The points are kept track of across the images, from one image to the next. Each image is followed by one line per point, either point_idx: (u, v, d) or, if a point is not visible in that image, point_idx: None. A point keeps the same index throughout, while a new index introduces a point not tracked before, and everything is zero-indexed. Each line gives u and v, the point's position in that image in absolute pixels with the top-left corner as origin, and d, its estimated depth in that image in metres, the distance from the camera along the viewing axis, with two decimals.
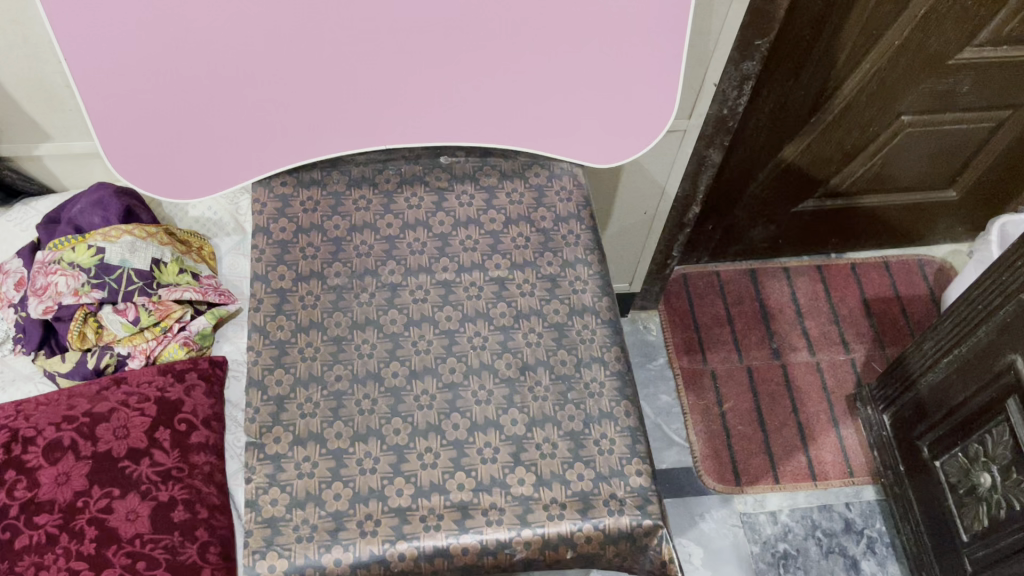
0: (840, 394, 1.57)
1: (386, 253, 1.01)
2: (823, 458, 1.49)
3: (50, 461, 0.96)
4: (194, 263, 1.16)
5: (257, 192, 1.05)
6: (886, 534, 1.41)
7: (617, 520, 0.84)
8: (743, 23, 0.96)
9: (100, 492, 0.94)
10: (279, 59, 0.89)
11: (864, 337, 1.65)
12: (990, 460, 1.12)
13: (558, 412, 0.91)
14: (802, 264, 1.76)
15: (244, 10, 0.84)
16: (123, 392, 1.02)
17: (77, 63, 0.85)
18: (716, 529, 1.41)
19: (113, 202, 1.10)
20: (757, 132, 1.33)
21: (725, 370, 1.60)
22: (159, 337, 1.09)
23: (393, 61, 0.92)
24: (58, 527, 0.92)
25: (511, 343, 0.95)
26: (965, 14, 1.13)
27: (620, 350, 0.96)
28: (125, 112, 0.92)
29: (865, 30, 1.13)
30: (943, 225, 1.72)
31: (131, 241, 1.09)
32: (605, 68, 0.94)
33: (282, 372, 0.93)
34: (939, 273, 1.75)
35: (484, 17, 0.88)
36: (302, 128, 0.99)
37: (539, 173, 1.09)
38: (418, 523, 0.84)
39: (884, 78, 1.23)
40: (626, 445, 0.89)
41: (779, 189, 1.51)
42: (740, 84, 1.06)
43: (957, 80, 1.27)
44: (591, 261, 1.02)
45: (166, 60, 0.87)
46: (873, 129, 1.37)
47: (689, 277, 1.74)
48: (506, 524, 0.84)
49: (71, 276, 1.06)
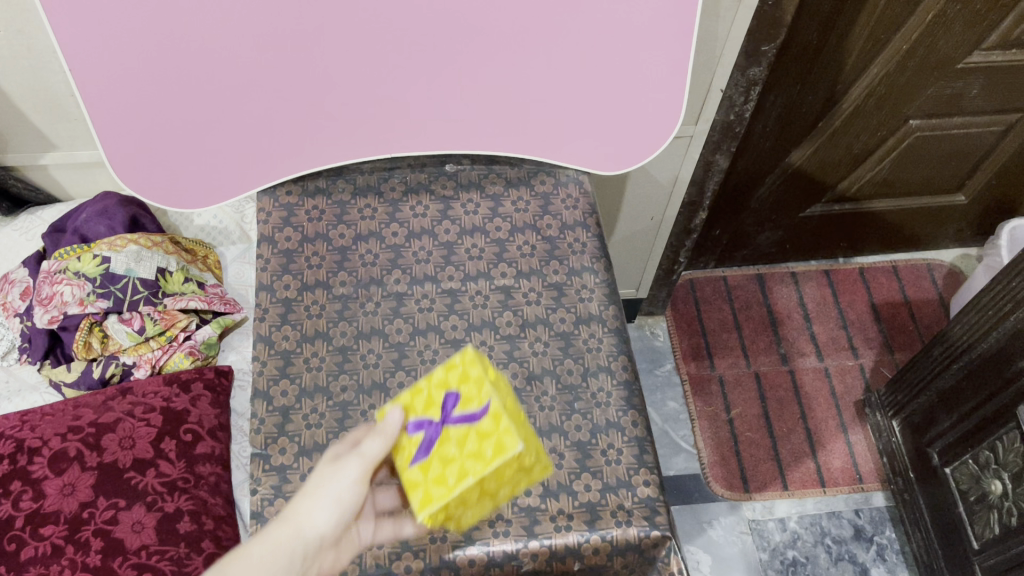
0: (849, 399, 1.56)
1: (391, 262, 1.01)
2: (832, 464, 1.48)
3: (56, 472, 0.96)
4: (200, 272, 1.16)
5: (263, 201, 1.05)
6: (896, 541, 1.40)
7: (624, 532, 0.83)
8: (749, 29, 0.96)
9: (105, 503, 0.94)
10: (282, 66, 0.89)
11: (873, 342, 1.64)
12: (1001, 467, 1.11)
13: (566, 422, 0.90)
14: (810, 268, 1.75)
15: (246, 18, 0.83)
16: (129, 402, 1.03)
17: (82, 75, 0.85)
18: (725, 536, 1.40)
19: (119, 211, 1.10)
20: (764, 137, 1.32)
21: (733, 376, 1.59)
22: (165, 346, 1.09)
23: (399, 70, 0.91)
24: (64, 539, 0.91)
25: (518, 353, 0.95)
26: (975, 17, 1.11)
27: (628, 359, 0.95)
28: (130, 123, 0.92)
29: (873, 34, 1.12)
30: (951, 230, 1.71)
31: (137, 250, 1.08)
32: (611, 73, 0.93)
33: (288, 382, 0.92)
34: (948, 278, 1.73)
35: (489, 23, 0.87)
36: (306, 136, 0.98)
37: (545, 181, 1.08)
38: (425, 535, 0.83)
39: (892, 81, 1.22)
40: (633, 455, 0.88)
41: (787, 193, 1.50)
42: (747, 90, 1.05)
43: (966, 84, 1.26)
44: (598, 269, 1.01)
45: (168, 68, 0.86)
46: (882, 133, 1.36)
47: (696, 282, 1.73)
48: (513, 536, 0.83)
49: (77, 285, 1.06)
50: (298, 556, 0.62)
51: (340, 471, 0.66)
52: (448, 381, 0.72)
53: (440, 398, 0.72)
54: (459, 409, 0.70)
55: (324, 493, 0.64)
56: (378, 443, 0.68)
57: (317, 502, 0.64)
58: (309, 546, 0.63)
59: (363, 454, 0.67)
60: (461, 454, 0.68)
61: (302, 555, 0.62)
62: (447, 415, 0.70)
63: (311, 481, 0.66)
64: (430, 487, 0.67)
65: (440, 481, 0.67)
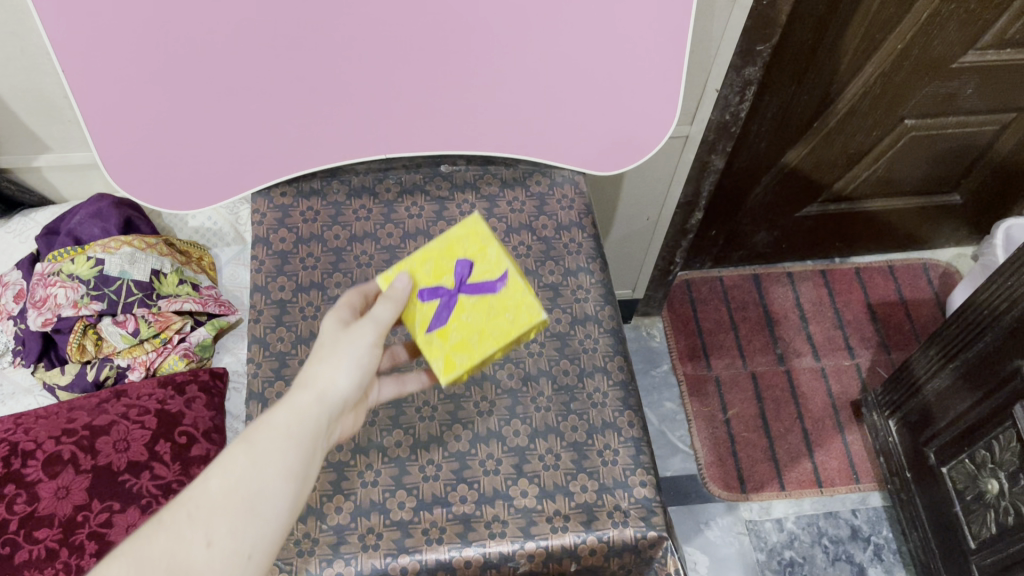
0: (845, 399, 1.56)
1: (387, 263, 1.01)
2: (828, 464, 1.48)
3: (50, 475, 0.96)
4: (194, 274, 1.16)
5: (257, 203, 1.05)
6: (893, 541, 1.40)
7: (621, 533, 0.83)
8: (744, 29, 0.96)
9: (100, 506, 0.94)
10: (277, 67, 0.88)
11: (869, 342, 1.64)
12: (997, 467, 1.11)
13: (562, 422, 0.90)
14: (805, 269, 1.75)
15: (240, 19, 0.83)
16: (124, 404, 1.02)
17: (75, 76, 0.85)
18: (721, 537, 1.40)
19: (112, 213, 1.10)
20: (760, 137, 1.32)
21: (729, 376, 1.59)
22: (159, 348, 1.09)
23: (393, 71, 0.91)
24: (58, 542, 0.91)
25: (513, 353, 0.95)
26: (970, 16, 1.11)
27: (624, 359, 0.95)
28: (123, 124, 0.91)
29: (868, 33, 1.12)
30: (947, 229, 1.71)
31: (131, 252, 1.08)
32: (606, 73, 0.93)
33: (283, 384, 0.92)
34: (944, 277, 1.74)
35: (483, 24, 0.87)
36: (301, 137, 0.98)
37: (540, 181, 1.08)
38: (421, 536, 0.83)
39: (887, 81, 1.22)
40: (630, 455, 0.88)
41: (783, 193, 1.50)
42: (742, 89, 1.05)
43: (960, 84, 1.26)
44: (594, 269, 1.01)
45: (162, 68, 0.86)
46: (877, 133, 1.36)
47: (692, 282, 1.73)
48: (509, 537, 0.83)
49: (70, 287, 1.05)
50: (323, 416, 0.66)
51: (356, 336, 0.69)
52: (460, 250, 0.82)
53: (451, 267, 0.81)
54: (472, 278, 0.80)
55: (344, 356, 0.68)
56: (394, 308, 0.74)
57: (337, 368, 0.68)
58: (332, 407, 0.67)
59: (377, 319, 0.71)
60: (479, 319, 0.77)
61: (325, 416, 0.66)
62: (461, 282, 0.80)
63: (328, 346, 0.69)
64: (451, 350, 0.76)
65: (461, 342, 0.76)
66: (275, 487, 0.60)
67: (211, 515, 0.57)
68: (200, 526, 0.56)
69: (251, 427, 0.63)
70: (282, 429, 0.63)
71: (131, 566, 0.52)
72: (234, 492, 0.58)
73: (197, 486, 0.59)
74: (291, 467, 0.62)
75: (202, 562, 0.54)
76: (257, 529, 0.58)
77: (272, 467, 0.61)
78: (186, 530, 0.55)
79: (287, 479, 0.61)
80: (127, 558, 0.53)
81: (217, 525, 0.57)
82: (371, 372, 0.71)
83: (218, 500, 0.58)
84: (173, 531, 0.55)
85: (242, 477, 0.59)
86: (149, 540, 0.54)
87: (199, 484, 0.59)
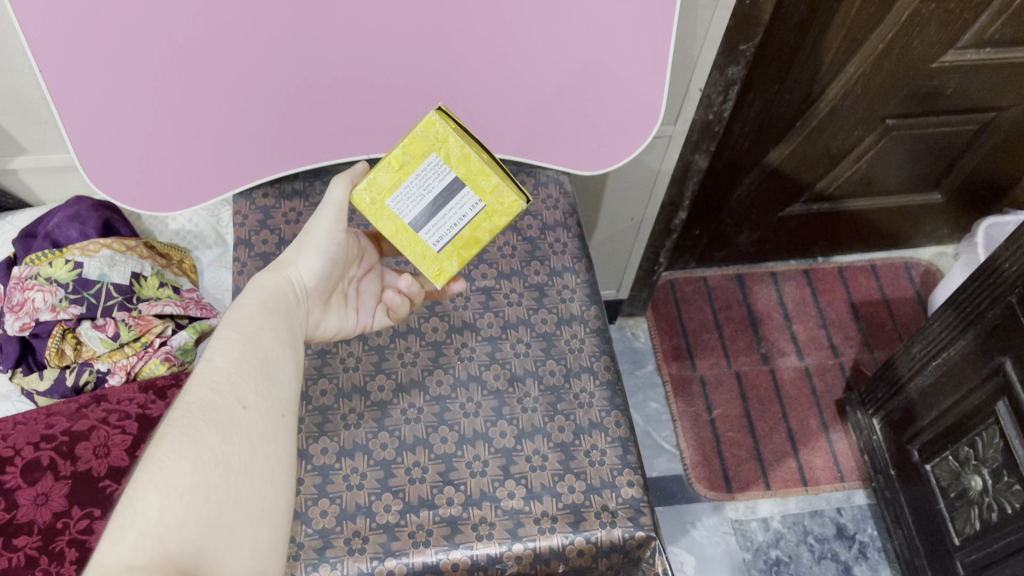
0: (830, 398, 1.57)
1: None
2: (813, 463, 1.49)
3: (28, 481, 0.97)
4: (175, 276, 1.15)
5: (239, 204, 1.04)
6: (878, 539, 1.41)
7: (609, 533, 0.82)
8: (727, 29, 0.96)
9: (80, 512, 0.94)
10: (258, 68, 0.88)
11: (853, 341, 1.65)
12: (981, 463, 1.12)
13: (548, 423, 0.90)
14: (789, 268, 1.76)
15: (220, 20, 0.82)
16: (104, 409, 1.03)
17: (52, 76, 0.83)
18: (707, 537, 1.40)
19: (91, 216, 1.08)
20: (743, 136, 1.33)
21: (714, 376, 1.60)
22: (139, 352, 1.07)
23: (376, 70, 0.90)
24: (38, 550, 0.92)
25: (499, 354, 0.94)
26: (949, 17, 1.13)
27: (609, 359, 0.95)
28: (101, 126, 0.90)
29: (850, 33, 1.13)
30: (929, 228, 1.72)
31: (110, 255, 1.07)
32: (588, 74, 0.93)
33: None
34: (926, 276, 1.76)
35: (466, 23, 0.86)
36: (281, 139, 0.97)
37: (524, 181, 1.08)
38: (407, 540, 0.82)
39: (868, 82, 1.24)
40: (617, 456, 0.88)
41: (769, 191, 1.50)
42: (725, 89, 1.05)
43: (942, 82, 1.27)
44: (579, 269, 1.01)
45: (141, 69, 0.85)
46: (859, 132, 1.37)
47: (676, 282, 1.74)
48: (496, 539, 0.82)
49: (48, 292, 1.05)
50: (289, 295, 0.72)
51: (319, 225, 0.75)
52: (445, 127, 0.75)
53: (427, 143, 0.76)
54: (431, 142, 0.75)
55: (305, 246, 0.75)
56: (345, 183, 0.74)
57: (300, 255, 0.75)
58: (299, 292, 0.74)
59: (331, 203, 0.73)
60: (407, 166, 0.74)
61: (294, 300, 0.72)
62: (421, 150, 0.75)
63: (300, 238, 0.76)
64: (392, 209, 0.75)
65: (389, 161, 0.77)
66: (277, 351, 0.67)
67: (232, 382, 0.62)
68: (228, 394, 0.61)
69: (229, 315, 0.69)
70: (259, 307, 0.69)
71: (181, 436, 0.56)
72: (243, 360, 0.64)
73: (202, 370, 0.63)
74: (280, 335, 0.68)
75: (244, 420, 0.61)
76: (278, 388, 0.65)
77: (263, 337, 0.67)
78: (216, 399, 0.60)
79: (283, 346, 0.68)
80: (176, 432, 0.56)
81: (242, 390, 0.62)
82: (340, 260, 0.76)
83: (232, 372, 0.63)
84: (205, 404, 0.60)
85: (237, 347, 0.65)
86: (186, 414, 0.58)
87: (205, 367, 0.63)
